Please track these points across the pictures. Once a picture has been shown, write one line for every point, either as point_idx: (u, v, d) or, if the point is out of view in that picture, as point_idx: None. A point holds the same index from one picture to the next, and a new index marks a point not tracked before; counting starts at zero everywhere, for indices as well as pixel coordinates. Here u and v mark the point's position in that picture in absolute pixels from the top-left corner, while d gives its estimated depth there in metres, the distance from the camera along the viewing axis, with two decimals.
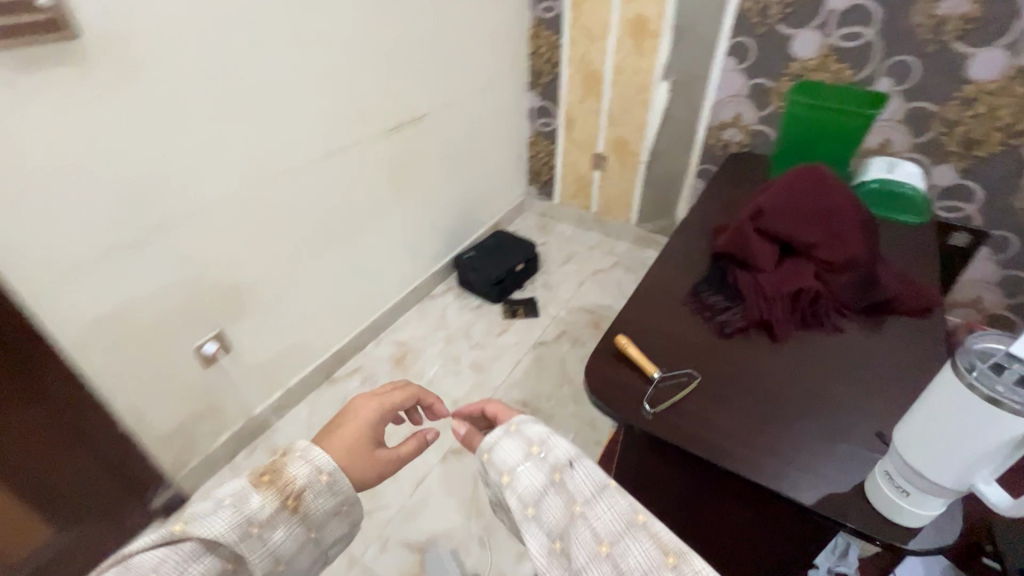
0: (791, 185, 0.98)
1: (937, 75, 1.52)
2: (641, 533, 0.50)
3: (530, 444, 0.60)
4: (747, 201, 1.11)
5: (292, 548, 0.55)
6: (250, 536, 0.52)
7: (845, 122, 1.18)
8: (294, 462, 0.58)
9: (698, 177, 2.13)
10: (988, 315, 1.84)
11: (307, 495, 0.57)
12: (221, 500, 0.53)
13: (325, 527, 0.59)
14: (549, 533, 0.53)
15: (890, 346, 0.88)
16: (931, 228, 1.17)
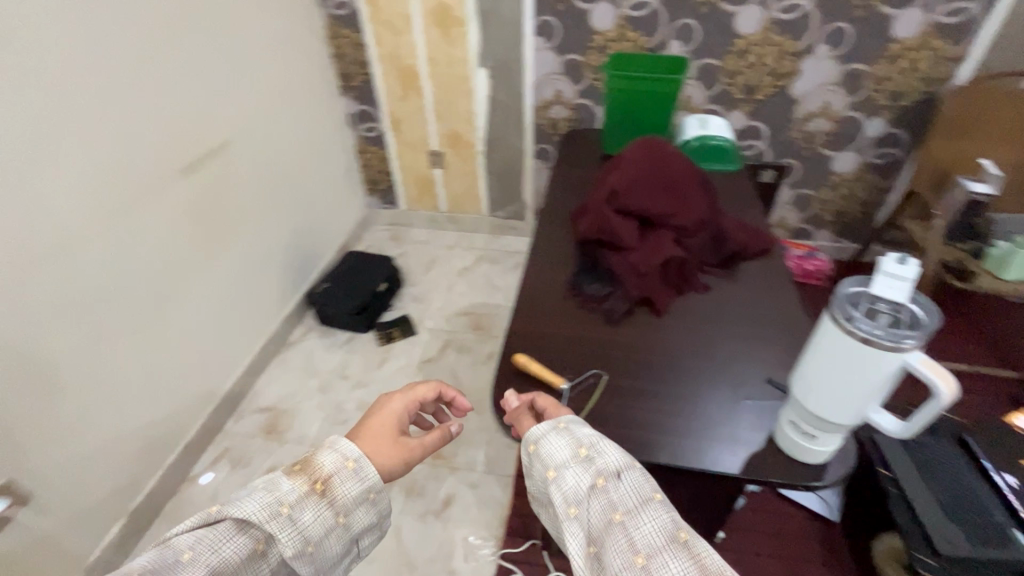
0: (633, 160, 1.01)
1: (714, 33, 1.72)
2: (681, 552, 0.54)
3: (582, 450, 0.65)
4: (597, 181, 1.12)
5: (320, 530, 0.65)
6: (280, 515, 0.63)
7: (659, 90, 1.25)
8: (324, 453, 0.70)
9: (536, 157, 2.15)
10: (790, 230, 2.19)
11: (333, 480, 0.68)
12: (257, 486, 0.64)
13: (351, 513, 0.68)
14: (587, 534, 0.59)
15: (750, 292, 0.95)
16: (745, 172, 1.31)
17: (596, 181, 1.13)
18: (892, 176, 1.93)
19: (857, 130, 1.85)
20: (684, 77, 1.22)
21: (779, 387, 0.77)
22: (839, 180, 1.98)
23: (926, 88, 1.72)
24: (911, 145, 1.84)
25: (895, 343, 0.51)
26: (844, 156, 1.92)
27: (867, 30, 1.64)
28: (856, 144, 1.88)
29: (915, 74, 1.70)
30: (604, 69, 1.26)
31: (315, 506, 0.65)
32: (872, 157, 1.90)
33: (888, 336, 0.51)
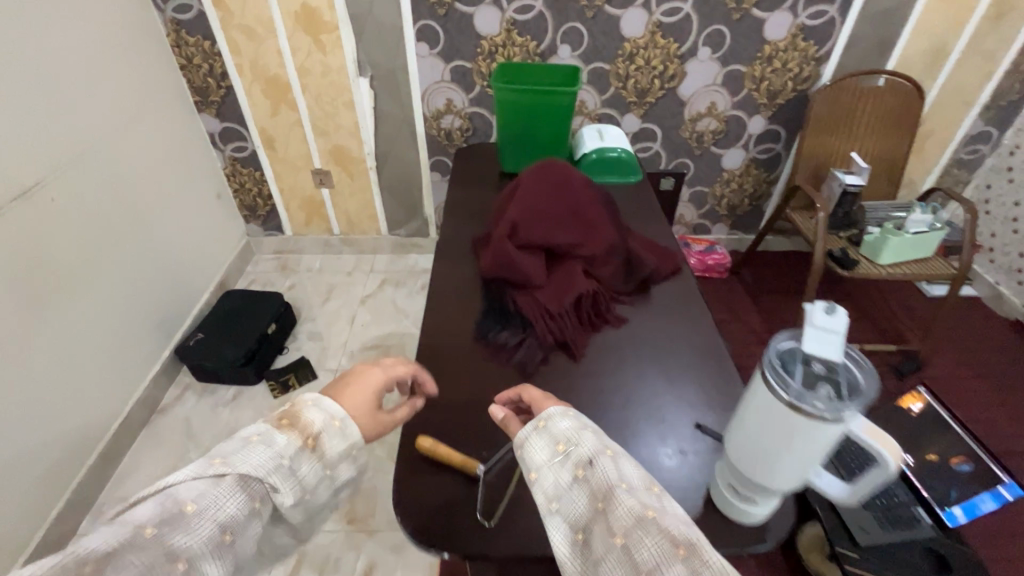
0: (531, 186, 0.91)
1: (601, 37, 1.69)
2: (653, 525, 0.46)
3: (555, 445, 0.59)
4: (497, 208, 1.01)
5: (314, 481, 0.56)
6: (280, 467, 0.53)
7: (550, 103, 1.17)
8: (311, 408, 0.59)
9: (433, 170, 2.01)
10: (690, 226, 2.24)
11: (324, 439, 0.57)
12: (249, 438, 0.54)
13: (340, 467, 0.59)
14: (571, 523, 0.54)
15: (667, 319, 0.89)
16: (645, 182, 1.27)
17: (496, 207, 1.02)
18: (775, 169, 2.03)
19: (741, 128, 1.91)
20: (574, 88, 1.14)
21: (708, 434, 0.71)
22: (729, 176, 2.05)
23: (797, 86, 1.81)
24: (789, 140, 1.94)
25: (838, 416, 0.45)
26: (732, 153, 1.99)
27: (742, 32, 1.69)
28: (741, 141, 1.95)
29: (787, 73, 1.78)
30: (491, 83, 1.16)
31: (310, 462, 0.56)
32: (756, 153, 1.98)
33: (829, 406, 0.45)
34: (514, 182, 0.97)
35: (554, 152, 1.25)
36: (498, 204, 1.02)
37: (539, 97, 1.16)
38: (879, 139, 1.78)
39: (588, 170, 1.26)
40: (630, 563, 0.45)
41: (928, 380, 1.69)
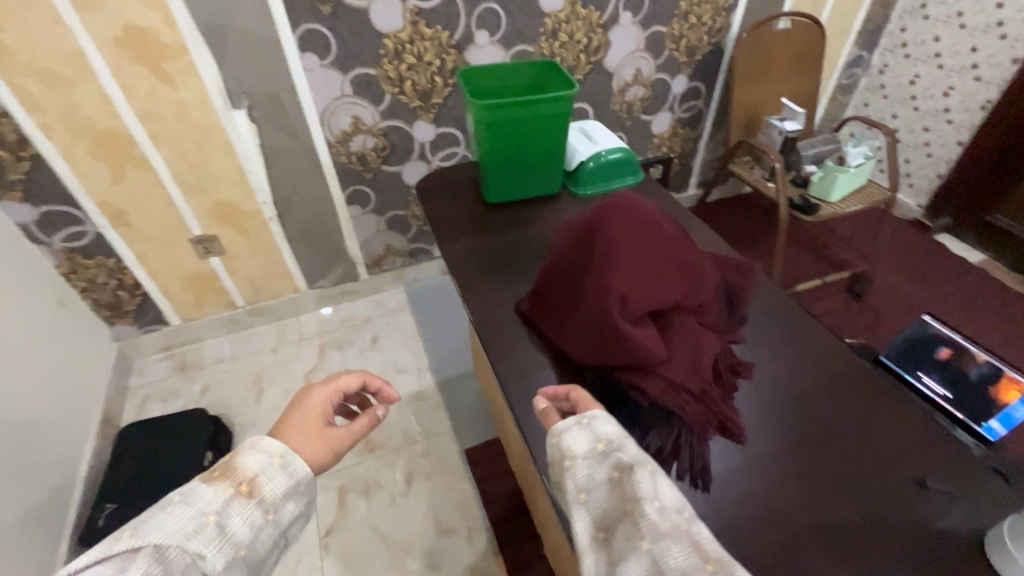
0: (618, 228, 0.70)
1: (520, 15, 1.46)
2: (683, 534, 0.49)
3: (597, 442, 0.59)
4: (554, 251, 0.78)
5: (249, 532, 0.55)
6: (208, 525, 0.53)
7: (544, 114, 0.96)
8: (244, 454, 0.60)
9: (350, 203, 1.66)
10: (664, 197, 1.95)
11: (260, 481, 0.58)
12: (169, 502, 0.54)
13: (283, 507, 0.59)
14: (597, 518, 0.55)
15: (791, 353, 0.77)
16: (647, 180, 1.11)
17: (552, 250, 0.79)
18: (699, 126, 2.00)
19: (666, 91, 1.83)
20: (573, 92, 0.94)
21: (936, 490, 0.61)
22: (659, 141, 1.98)
23: (712, 39, 1.76)
24: (708, 95, 1.91)
25: None
26: (660, 117, 1.91)
27: None
28: (667, 104, 1.87)
29: (702, 27, 1.71)
30: (470, 102, 0.93)
31: (244, 509, 0.56)
32: (681, 113, 1.93)
33: None
34: (581, 220, 0.75)
35: (550, 169, 1.04)
36: (555, 245, 0.79)
37: (531, 109, 0.94)
38: (791, 79, 1.82)
39: (590, 181, 1.07)
40: (657, 569, 0.47)
41: (878, 293, 1.81)
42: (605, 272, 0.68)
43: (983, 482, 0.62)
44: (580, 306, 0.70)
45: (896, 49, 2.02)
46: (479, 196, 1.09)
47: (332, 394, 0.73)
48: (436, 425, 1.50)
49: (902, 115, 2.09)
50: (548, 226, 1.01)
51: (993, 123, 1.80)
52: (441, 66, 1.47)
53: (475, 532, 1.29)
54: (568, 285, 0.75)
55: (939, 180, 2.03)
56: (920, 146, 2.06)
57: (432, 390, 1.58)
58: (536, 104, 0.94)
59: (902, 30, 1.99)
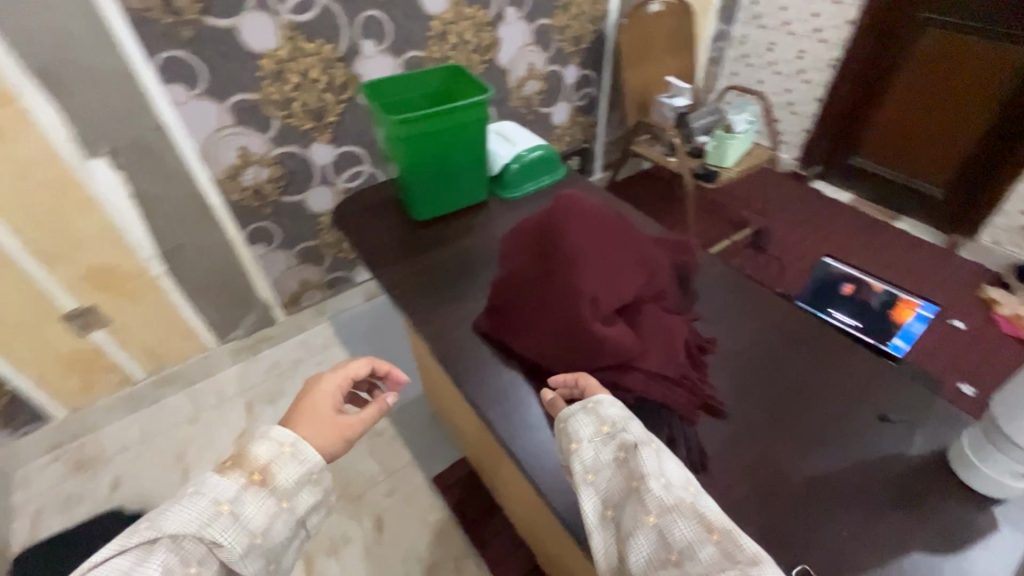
0: (574, 230, 0.71)
1: (405, 20, 1.40)
2: (689, 509, 0.50)
3: (603, 424, 0.59)
4: (506, 262, 0.77)
5: (264, 519, 0.57)
6: (221, 514, 0.55)
7: (462, 122, 0.91)
8: (256, 444, 0.61)
9: (252, 242, 1.50)
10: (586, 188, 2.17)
11: (274, 469, 0.60)
12: (185, 492, 0.56)
13: (296, 496, 0.61)
14: (605, 497, 0.56)
15: (746, 320, 0.81)
16: (570, 174, 1.11)
17: (503, 260, 0.78)
18: (595, 112, 2.05)
19: (559, 82, 1.85)
20: (489, 96, 0.91)
21: (901, 421, 0.66)
22: (561, 131, 2.01)
23: (594, 27, 1.80)
24: (599, 81, 1.96)
25: None
26: (558, 109, 1.93)
27: None
28: (562, 94, 1.90)
29: (584, 16, 1.75)
30: (384, 117, 0.87)
31: (258, 497, 0.58)
32: (577, 102, 1.96)
33: None
34: (535, 227, 0.75)
35: (476, 177, 1.01)
36: (505, 255, 0.78)
37: (449, 118, 0.90)
38: (670, 58, 1.93)
39: (516, 184, 1.05)
40: (664, 542, 0.48)
41: (777, 243, 1.99)
42: (571, 274, 0.68)
43: (937, 406, 0.68)
44: (548, 317, 0.69)
45: (751, 21, 2.22)
46: (407, 216, 1.03)
47: (341, 381, 0.76)
48: (396, 460, 1.41)
49: (766, 80, 2.30)
50: (485, 236, 0.98)
51: (841, 78, 2.04)
52: (330, 81, 1.36)
53: (462, 560, 1.23)
54: (525, 294, 0.73)
55: (805, 134, 2.27)
56: (785, 106, 2.28)
57: (383, 424, 1.48)
58: (454, 113, 0.89)
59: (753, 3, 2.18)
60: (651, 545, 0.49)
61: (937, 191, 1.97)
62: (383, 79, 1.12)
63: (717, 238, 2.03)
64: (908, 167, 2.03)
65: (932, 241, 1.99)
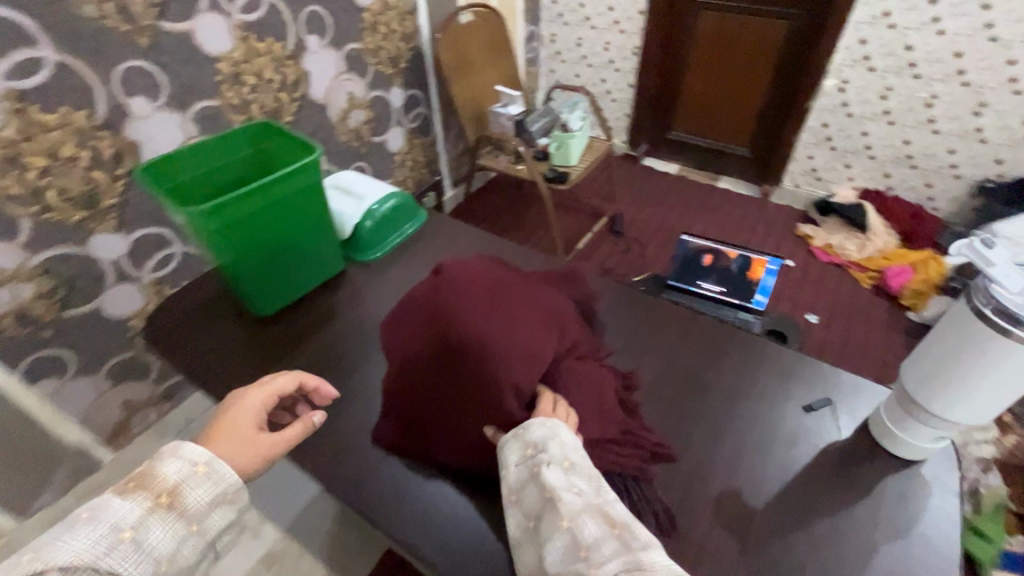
0: (463, 308, 0.65)
1: (182, 66, 1.12)
2: (596, 508, 0.49)
3: (526, 443, 0.56)
4: (399, 355, 0.68)
5: (173, 542, 0.53)
6: (125, 539, 0.50)
7: (291, 192, 0.75)
8: (164, 463, 0.56)
9: (33, 380, 1.12)
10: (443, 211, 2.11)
11: (185, 489, 0.55)
12: (80, 518, 0.51)
13: (208, 518, 0.56)
14: (527, 513, 0.53)
15: (659, 337, 0.79)
16: (431, 215, 1.00)
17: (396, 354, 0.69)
18: (431, 131, 1.94)
19: (387, 107, 1.71)
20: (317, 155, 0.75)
21: (824, 405, 0.68)
22: (402, 157, 1.86)
23: (409, 44, 1.69)
24: (427, 99, 1.86)
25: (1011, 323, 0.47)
26: (392, 134, 1.78)
27: (338, 7, 1.41)
28: (393, 118, 1.75)
29: (395, 35, 1.62)
30: (183, 211, 0.66)
31: (164, 522, 0.53)
32: (411, 124, 1.84)
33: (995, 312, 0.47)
34: (423, 308, 0.69)
35: (325, 249, 0.85)
36: (396, 347, 0.69)
37: (273, 193, 0.72)
38: (493, 65, 1.90)
39: (376, 242, 0.91)
40: (573, 543, 0.47)
41: (632, 225, 2.10)
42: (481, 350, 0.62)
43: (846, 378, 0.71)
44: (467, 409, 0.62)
45: (555, 19, 2.30)
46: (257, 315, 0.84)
47: (267, 396, 0.67)
48: None
49: (582, 73, 2.41)
50: (357, 316, 0.84)
51: (646, 63, 2.21)
52: (94, 156, 1.05)
53: None
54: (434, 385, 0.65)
55: (628, 118, 2.43)
56: (605, 95, 2.42)
57: (283, 545, 1.23)
58: (278, 185, 0.72)
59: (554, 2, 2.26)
60: (563, 545, 0.48)
61: (743, 150, 2.24)
62: (175, 150, 0.90)
63: (580, 233, 2.07)
64: (717, 134, 2.27)
65: (750, 194, 2.26)
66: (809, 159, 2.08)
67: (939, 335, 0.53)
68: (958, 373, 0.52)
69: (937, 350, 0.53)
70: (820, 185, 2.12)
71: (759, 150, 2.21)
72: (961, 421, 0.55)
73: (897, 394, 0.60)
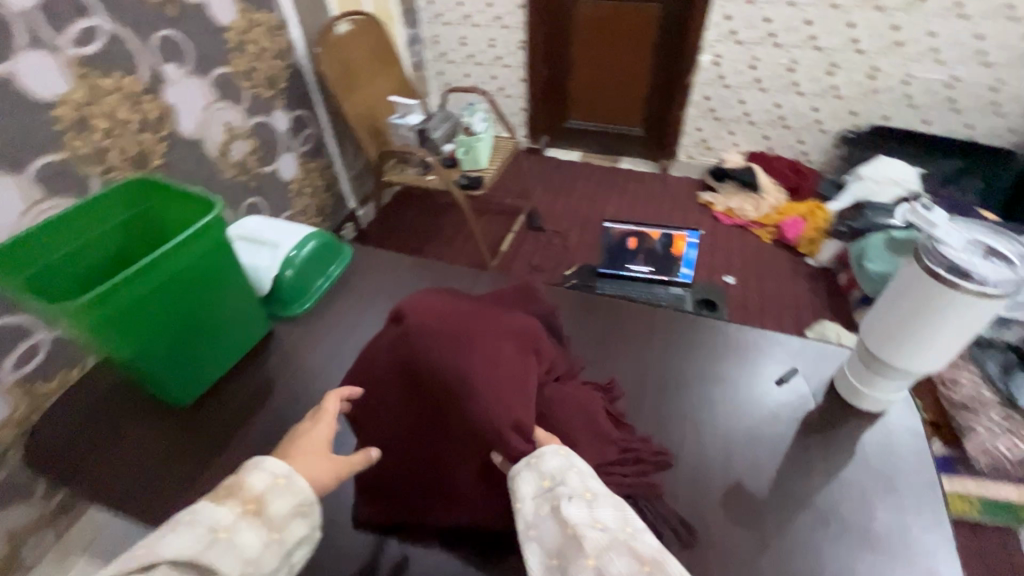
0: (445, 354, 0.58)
1: (9, 118, 0.92)
2: (623, 545, 0.45)
3: (542, 475, 0.52)
4: (384, 410, 0.63)
5: (258, 549, 0.49)
6: (218, 539, 0.47)
7: (194, 262, 0.63)
8: (251, 475, 0.53)
9: None
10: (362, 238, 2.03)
11: (268, 500, 0.51)
12: (181, 519, 0.49)
13: (288, 529, 0.51)
14: (546, 550, 0.48)
15: (626, 341, 0.78)
16: (357, 250, 0.90)
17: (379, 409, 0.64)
18: (326, 152, 1.80)
19: (272, 132, 1.55)
20: (220, 213, 0.65)
21: (793, 378, 0.71)
22: (299, 185, 1.71)
23: (285, 62, 1.54)
24: (316, 118, 1.72)
25: (956, 279, 0.49)
26: (284, 162, 1.62)
27: (195, 28, 1.24)
28: (282, 144, 1.60)
29: (268, 53, 1.47)
30: (58, 310, 0.53)
31: (253, 528, 0.49)
32: (302, 147, 1.69)
33: (945, 271, 0.50)
34: (393, 356, 0.63)
35: (248, 316, 0.74)
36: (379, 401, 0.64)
37: (175, 266, 0.61)
38: (381, 74, 1.80)
39: (301, 291, 0.80)
40: None
41: (550, 218, 2.11)
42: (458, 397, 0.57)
43: (810, 347, 0.75)
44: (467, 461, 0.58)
45: (435, 20, 2.24)
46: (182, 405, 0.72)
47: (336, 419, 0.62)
48: None
49: (471, 72, 2.37)
50: (297, 383, 0.74)
51: (533, 56, 2.21)
52: None
53: None
54: (424, 438, 0.60)
55: (524, 112, 2.43)
56: (498, 92, 2.40)
57: None
58: (178, 256, 0.61)
59: (430, 3, 2.20)
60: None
61: (638, 130, 2.34)
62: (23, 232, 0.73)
63: (501, 233, 2.05)
64: (612, 118, 2.34)
65: (651, 171, 2.36)
66: (698, 130, 2.21)
67: (894, 293, 0.56)
68: (915, 329, 0.54)
69: (894, 313, 0.56)
70: (711, 154, 2.26)
71: (652, 129, 2.31)
72: (918, 373, 0.58)
73: (859, 354, 0.63)
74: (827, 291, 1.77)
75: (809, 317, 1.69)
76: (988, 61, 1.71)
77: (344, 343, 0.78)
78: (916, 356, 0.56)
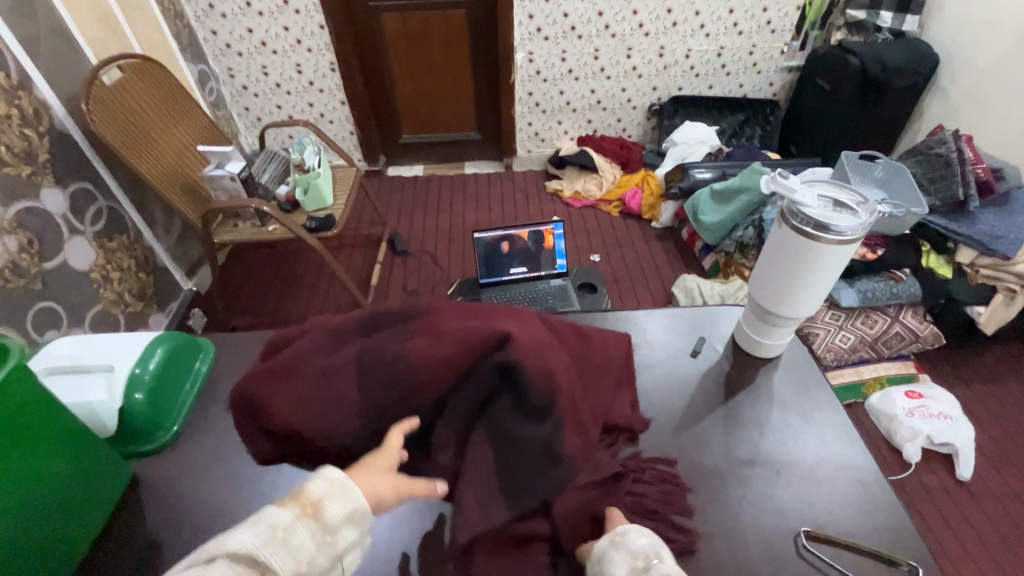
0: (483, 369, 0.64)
1: None
2: None
3: (635, 555, 0.47)
4: (543, 380, 0.53)
5: (309, 556, 0.41)
6: (272, 539, 0.40)
7: (16, 420, 0.47)
8: (316, 482, 0.45)
9: None
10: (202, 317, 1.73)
11: (326, 508, 0.44)
12: (252, 517, 0.42)
13: (343, 534, 0.44)
14: None
15: None
16: (210, 345, 0.74)
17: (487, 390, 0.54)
18: (127, 223, 1.50)
19: (47, 218, 1.23)
20: (14, 364, 0.47)
21: (703, 345, 0.72)
22: (99, 273, 1.38)
23: (40, 129, 1.23)
24: (104, 187, 1.41)
25: (815, 232, 0.56)
26: (72, 248, 1.30)
27: None
28: (64, 229, 1.28)
29: (11, 122, 1.16)
30: None
31: (307, 535, 0.42)
32: (94, 227, 1.37)
33: (808, 227, 0.56)
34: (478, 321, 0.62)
35: (102, 471, 0.55)
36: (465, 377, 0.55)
37: None
38: (175, 122, 1.54)
39: (162, 412, 0.64)
40: None
41: (412, 241, 2.04)
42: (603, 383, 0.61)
43: (712, 309, 0.78)
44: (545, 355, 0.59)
45: (225, 51, 2.00)
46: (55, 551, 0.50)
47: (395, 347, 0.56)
48: None
49: (283, 102, 2.18)
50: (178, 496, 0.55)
51: (349, 77, 2.09)
52: None
53: None
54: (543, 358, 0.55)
55: (353, 135, 2.30)
56: (319, 119, 2.24)
57: None
58: None
59: (214, 33, 1.96)
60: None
61: (474, 134, 2.36)
62: None
63: (365, 268, 1.92)
64: (446, 126, 2.33)
65: (496, 170, 2.41)
66: (529, 125, 2.30)
67: (769, 250, 0.62)
68: (788, 282, 0.60)
69: (771, 269, 0.62)
70: (546, 144, 2.37)
71: (486, 130, 2.36)
72: (792, 323, 0.65)
73: (753, 309, 0.67)
74: (676, 248, 1.99)
75: (668, 275, 1.88)
76: (742, 30, 2.04)
77: (241, 452, 0.63)
78: (793, 307, 0.62)
